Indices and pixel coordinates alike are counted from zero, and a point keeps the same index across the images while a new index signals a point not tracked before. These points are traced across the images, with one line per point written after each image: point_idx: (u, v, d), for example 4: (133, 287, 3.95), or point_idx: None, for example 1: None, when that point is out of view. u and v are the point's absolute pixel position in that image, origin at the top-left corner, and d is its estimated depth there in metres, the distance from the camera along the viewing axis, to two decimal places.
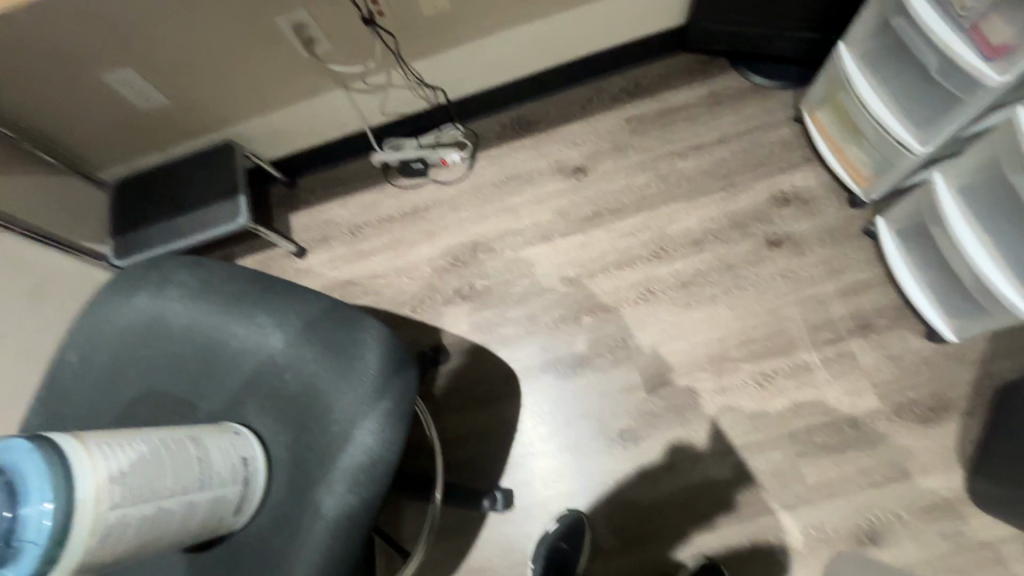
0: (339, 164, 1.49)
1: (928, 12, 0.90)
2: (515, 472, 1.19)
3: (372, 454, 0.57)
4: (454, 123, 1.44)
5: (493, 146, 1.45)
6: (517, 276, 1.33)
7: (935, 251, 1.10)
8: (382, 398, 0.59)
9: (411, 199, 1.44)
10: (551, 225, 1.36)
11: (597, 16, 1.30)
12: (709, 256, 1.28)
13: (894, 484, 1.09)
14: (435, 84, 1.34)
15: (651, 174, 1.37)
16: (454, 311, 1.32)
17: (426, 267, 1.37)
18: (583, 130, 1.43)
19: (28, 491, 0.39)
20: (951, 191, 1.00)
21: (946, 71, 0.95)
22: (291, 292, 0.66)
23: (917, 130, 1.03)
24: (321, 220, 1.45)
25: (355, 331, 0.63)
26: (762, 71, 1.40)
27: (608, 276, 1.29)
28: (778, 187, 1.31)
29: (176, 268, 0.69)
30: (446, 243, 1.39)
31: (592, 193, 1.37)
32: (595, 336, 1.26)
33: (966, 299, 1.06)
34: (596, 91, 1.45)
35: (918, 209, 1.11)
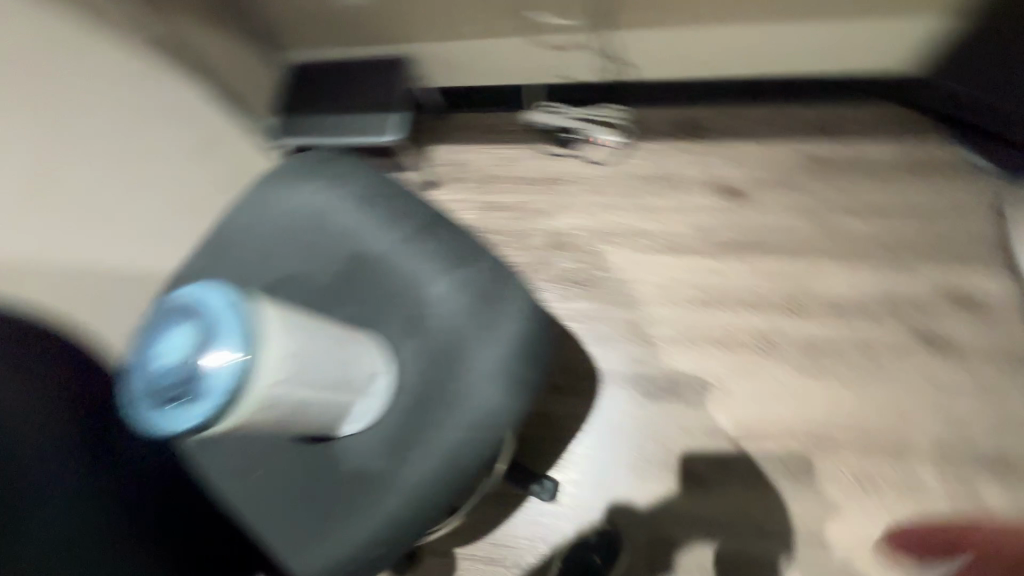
0: (492, 111, 1.46)
1: None
2: (568, 468, 1.16)
3: (493, 414, 0.56)
4: (614, 103, 1.39)
5: (651, 140, 1.37)
6: (633, 279, 1.26)
7: None
8: (516, 364, 0.58)
9: (550, 167, 1.40)
10: (686, 240, 1.27)
11: (823, 39, 1.15)
12: (848, 328, 1.15)
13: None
14: (620, 62, 1.24)
15: (812, 222, 1.24)
16: (556, 293, 1.29)
17: (543, 239, 1.34)
18: (752, 152, 1.32)
19: (222, 340, 0.39)
20: None
21: None
22: (452, 232, 0.66)
23: None
24: (459, 159, 1.45)
25: (507, 292, 0.62)
26: (980, 150, 1.22)
27: (730, 311, 1.20)
28: (955, 282, 1.15)
29: (352, 171, 0.69)
30: (571, 222, 1.34)
31: (740, 220, 1.27)
32: (693, 369, 1.18)
33: None
34: (780, 116, 1.33)
35: None
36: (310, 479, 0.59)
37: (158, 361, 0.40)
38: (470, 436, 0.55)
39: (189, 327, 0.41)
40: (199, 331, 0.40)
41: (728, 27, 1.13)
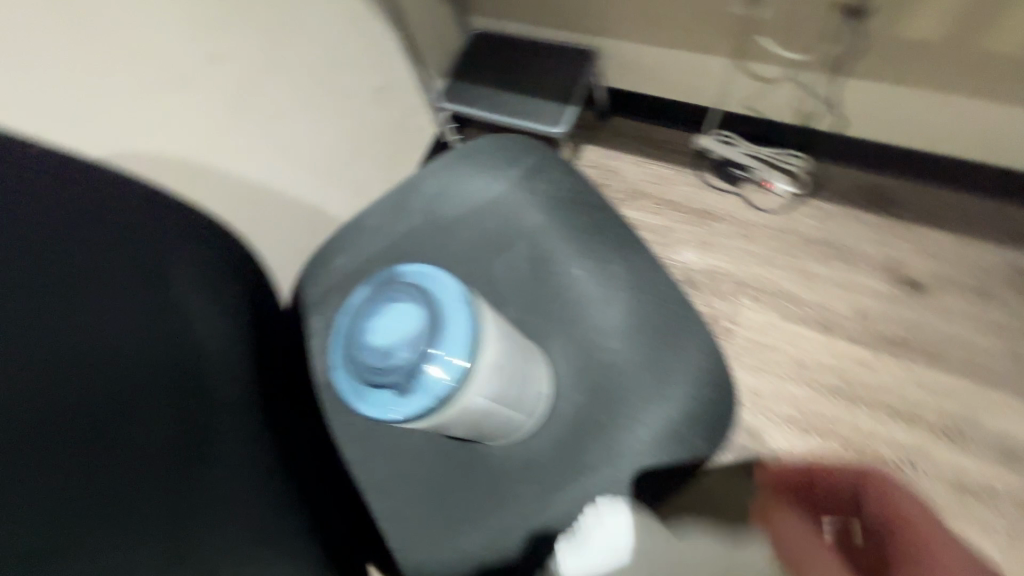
0: (659, 124, 1.36)
1: None
2: None
3: (652, 478, 0.52)
4: (798, 151, 1.23)
5: (829, 200, 1.22)
6: (766, 344, 1.14)
7: None
8: (690, 433, 0.53)
9: (709, 199, 1.27)
10: (843, 322, 1.12)
11: None
12: (1011, 479, 0.98)
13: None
14: (826, 109, 1.12)
15: (999, 345, 1.06)
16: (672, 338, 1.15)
17: (680, 275, 1.22)
18: (947, 245, 1.14)
19: (444, 341, 0.37)
20: None
21: None
22: (645, 260, 0.59)
23: None
24: (608, 164, 1.35)
25: (695, 344, 0.55)
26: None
27: (873, 414, 1.05)
28: None
29: (550, 167, 0.64)
30: (716, 266, 1.22)
31: (911, 318, 1.11)
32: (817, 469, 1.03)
33: None
34: (994, 214, 1.14)
35: None
36: (444, 476, 0.58)
37: (368, 336, 0.38)
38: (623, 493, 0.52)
39: (406, 308, 0.38)
40: (419, 322, 0.37)
41: (982, 104, 0.97)
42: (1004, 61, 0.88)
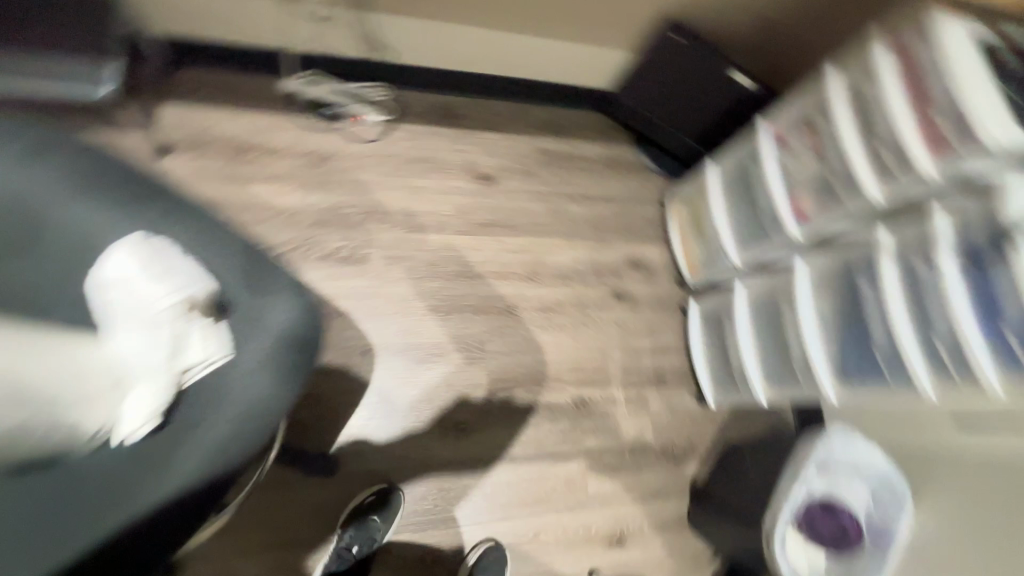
0: (243, 75, 1.35)
1: (847, 127, 0.99)
2: (359, 417, 1.24)
3: (249, 407, 0.66)
4: (382, 84, 1.40)
5: (413, 122, 1.44)
6: (403, 255, 1.35)
7: (776, 323, 1.20)
8: (271, 358, 0.68)
9: (281, 142, 1.33)
10: (447, 217, 1.41)
11: (531, 58, 1.43)
12: (570, 290, 1.47)
13: (611, 551, 1.31)
14: (374, 41, 1.33)
15: (544, 205, 1.49)
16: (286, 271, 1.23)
17: (252, 228, 1.25)
18: (501, 143, 1.50)
19: None
20: (810, 278, 1.11)
21: (821, 184, 1.08)
22: (211, 241, 0.69)
23: (739, 232, 1.30)
24: (201, 125, 1.29)
25: (262, 286, 0.70)
26: (680, 162, 1.59)
27: (481, 281, 1.39)
28: (634, 254, 1.56)
29: (34, 134, 0.64)
30: (291, 201, 1.30)
31: (493, 202, 1.45)
32: (409, 357, 1.30)
33: (789, 373, 1.17)
34: (525, 113, 1.54)
35: (775, 289, 1.20)
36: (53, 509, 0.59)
37: None
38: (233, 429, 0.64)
39: None
40: None
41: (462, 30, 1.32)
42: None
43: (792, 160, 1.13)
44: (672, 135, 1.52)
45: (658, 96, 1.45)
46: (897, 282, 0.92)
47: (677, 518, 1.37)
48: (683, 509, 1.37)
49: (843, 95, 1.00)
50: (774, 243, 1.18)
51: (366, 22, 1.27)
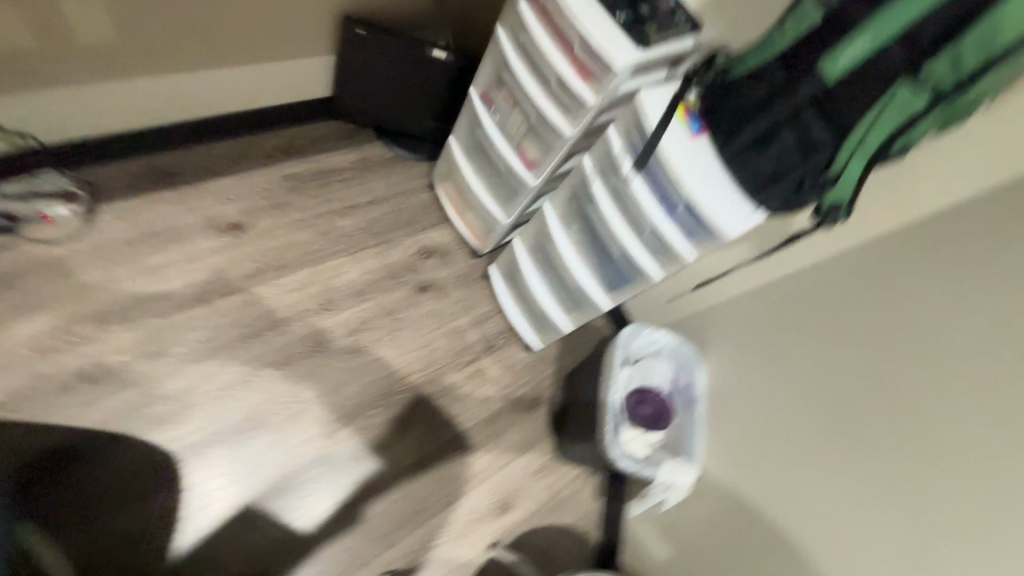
0: None
1: (525, 78, 1.10)
2: (195, 527, 1.13)
3: None
4: (59, 170, 1.25)
5: (119, 200, 1.29)
6: (169, 343, 1.21)
7: (548, 260, 1.32)
8: None
9: None
10: (202, 283, 1.29)
11: (225, 87, 1.35)
12: (372, 303, 1.44)
13: (502, 519, 1.37)
14: (18, 127, 1.16)
15: (309, 232, 1.43)
16: (26, 418, 1.08)
17: None
18: (236, 186, 1.40)
19: None
20: (556, 214, 1.23)
21: (529, 130, 1.18)
22: None
23: (495, 193, 1.38)
24: None
25: None
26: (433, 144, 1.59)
27: (270, 334, 1.31)
28: (423, 242, 1.56)
29: None
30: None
31: (253, 249, 1.36)
32: (230, 443, 1.20)
33: (572, 298, 1.31)
34: (248, 147, 1.45)
35: (539, 231, 1.31)
36: None
37: None
38: None
39: None
40: None
41: (121, 84, 1.21)
42: (91, 47, 1.11)
43: (505, 120, 1.23)
44: (409, 117, 1.51)
45: (374, 89, 1.46)
46: (607, 197, 1.05)
47: (551, 459, 1.46)
48: (552, 450, 1.47)
49: (512, 54, 1.11)
50: (520, 194, 1.28)
51: None
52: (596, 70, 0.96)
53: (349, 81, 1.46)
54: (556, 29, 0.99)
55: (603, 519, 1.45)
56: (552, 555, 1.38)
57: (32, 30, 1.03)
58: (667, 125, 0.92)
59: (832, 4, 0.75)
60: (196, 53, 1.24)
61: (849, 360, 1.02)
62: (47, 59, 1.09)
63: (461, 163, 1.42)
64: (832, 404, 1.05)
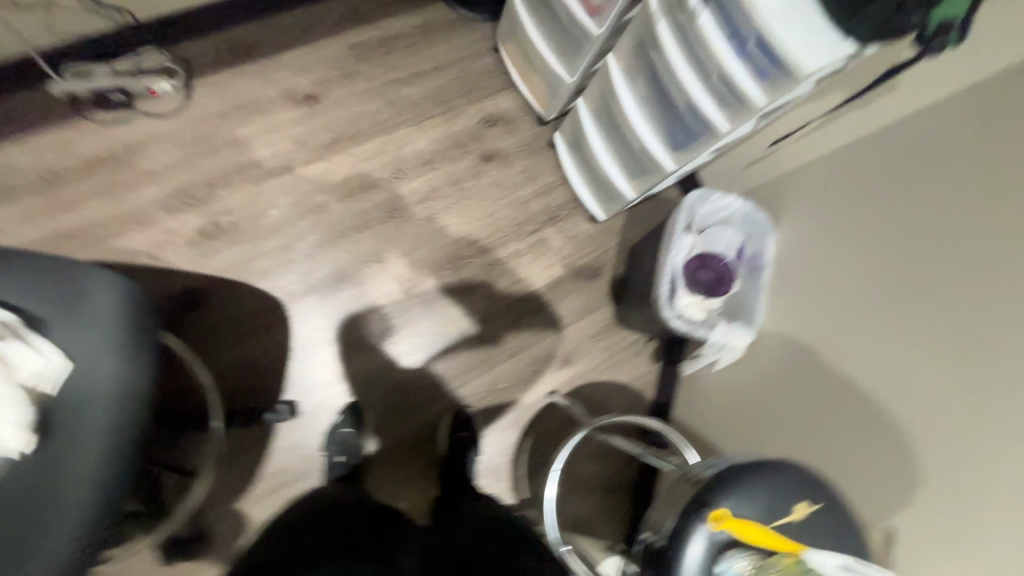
0: (13, 100, 1.30)
1: None
2: (302, 360, 1.35)
3: (112, 376, 0.76)
4: (157, 47, 1.37)
5: (208, 74, 1.40)
6: (266, 207, 1.38)
7: (611, 122, 1.27)
8: (108, 337, 0.77)
9: (87, 153, 1.32)
10: (288, 153, 1.41)
11: None
12: (439, 172, 1.49)
13: (559, 373, 1.48)
14: (116, 5, 1.26)
15: (377, 102, 1.48)
16: (165, 265, 1.31)
17: (111, 242, 1.30)
18: (307, 57, 1.45)
19: None
20: (620, 69, 1.15)
21: None
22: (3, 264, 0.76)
23: (557, 51, 1.30)
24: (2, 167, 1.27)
25: (73, 280, 0.78)
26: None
27: (349, 201, 1.43)
28: (487, 110, 1.54)
29: None
30: (132, 203, 1.32)
31: (327, 120, 1.44)
32: (323, 293, 1.38)
33: (636, 162, 1.27)
34: (315, 16, 1.47)
35: (602, 90, 1.24)
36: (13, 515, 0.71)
37: None
38: (111, 396, 0.75)
39: None
40: None
41: None
42: None
43: None
44: None
45: None
46: (673, 38, 0.96)
47: (609, 324, 1.52)
48: (612, 316, 1.53)
49: None
50: (584, 48, 1.20)
51: None
52: None
53: None
54: None
55: (659, 383, 1.52)
56: (609, 410, 1.49)
57: None
58: None
59: None
60: None
61: (934, 208, 0.90)
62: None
63: (523, 19, 1.35)
64: (905, 258, 0.95)
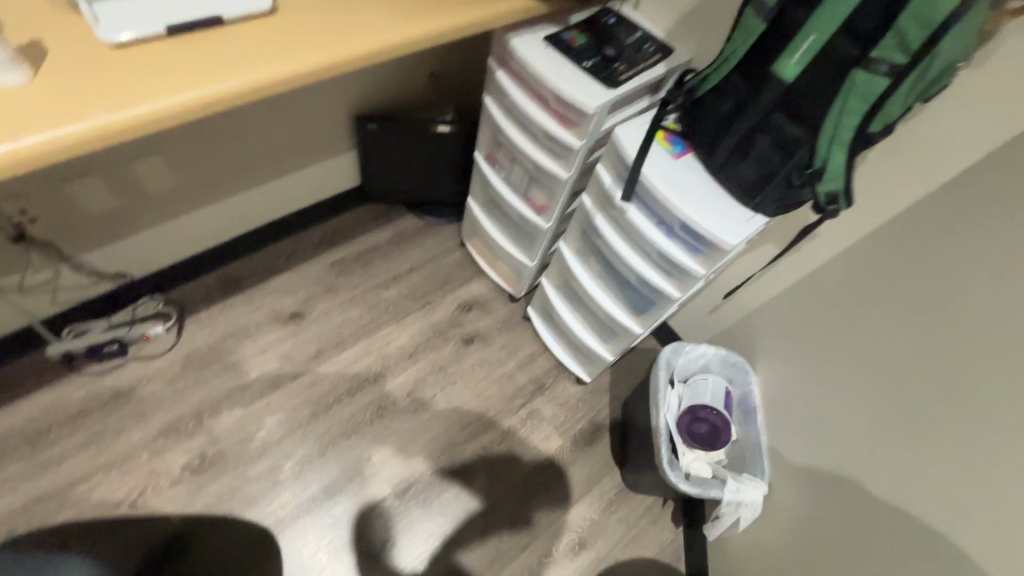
0: (10, 367, 1.36)
1: (515, 135, 1.18)
2: None
3: None
4: (152, 296, 1.47)
5: (200, 311, 1.50)
6: (254, 429, 1.37)
7: (575, 294, 1.36)
8: None
9: (78, 405, 1.34)
10: (276, 371, 1.45)
11: (272, 196, 1.54)
12: (423, 362, 1.54)
13: (576, 558, 1.35)
14: (118, 268, 1.40)
15: (359, 308, 1.58)
16: (148, 511, 1.25)
17: (93, 495, 1.26)
18: (292, 280, 1.59)
19: None
20: (573, 250, 1.27)
21: (531, 179, 1.26)
22: None
23: (516, 241, 1.45)
24: None
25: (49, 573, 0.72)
26: (457, 206, 1.70)
27: (338, 407, 1.44)
28: (462, 297, 1.65)
29: None
30: (119, 449, 1.31)
31: (312, 333, 1.52)
32: (316, 511, 1.31)
33: (607, 327, 1.33)
34: (298, 244, 1.65)
35: (562, 269, 1.36)
36: None
37: None
38: None
39: None
40: None
41: (192, 216, 1.43)
42: (166, 195, 1.33)
43: (507, 174, 1.31)
44: (432, 189, 1.65)
45: (396, 173, 1.60)
46: (612, 227, 1.09)
47: (619, 490, 1.44)
48: (620, 481, 1.45)
49: (499, 116, 1.20)
50: (539, 238, 1.34)
51: (100, 258, 1.35)
52: (573, 116, 1.03)
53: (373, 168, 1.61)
54: (531, 88, 1.07)
55: (686, 549, 1.39)
56: None
57: (119, 194, 1.25)
58: (648, 151, 0.96)
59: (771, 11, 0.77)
60: (244, 178, 1.44)
61: (889, 334, 0.96)
62: (127, 211, 1.30)
63: (481, 220, 1.52)
64: (885, 388, 0.96)
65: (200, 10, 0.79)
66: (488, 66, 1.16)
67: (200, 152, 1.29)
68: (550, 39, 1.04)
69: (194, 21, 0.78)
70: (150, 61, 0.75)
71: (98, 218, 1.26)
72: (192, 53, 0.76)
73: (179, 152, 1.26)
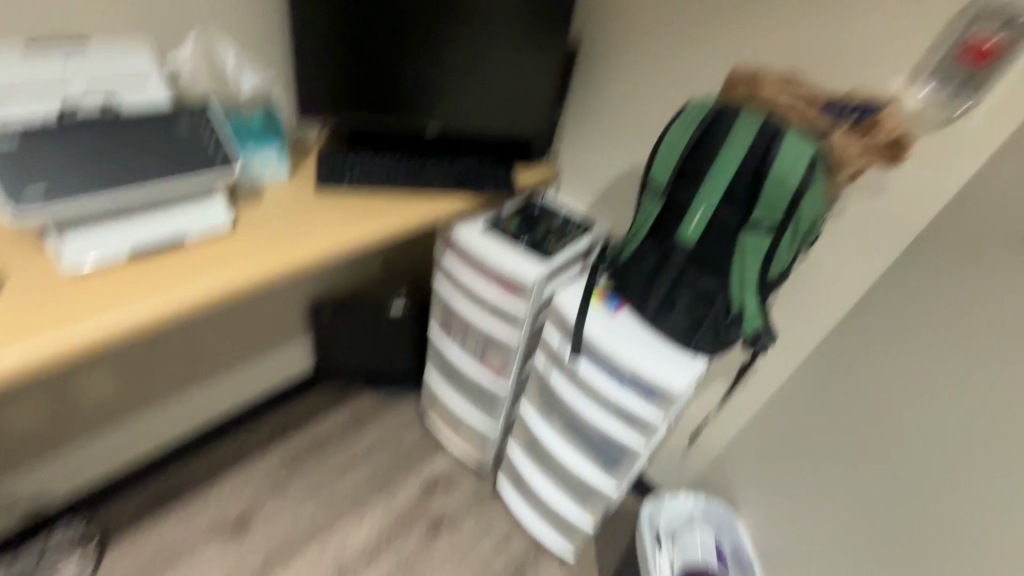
0: None
1: (465, 309, 1.25)
2: None
3: None
4: (70, 521, 1.31)
5: (127, 534, 1.32)
6: None
7: (543, 459, 1.32)
8: None
9: None
10: None
11: (220, 392, 1.49)
12: (386, 561, 1.37)
13: None
14: (34, 496, 1.25)
15: (312, 505, 1.44)
16: None
17: None
18: (237, 482, 1.46)
19: None
20: (534, 412, 1.27)
21: (485, 347, 1.30)
22: None
23: (477, 408, 1.44)
24: None
25: None
26: (414, 380, 1.70)
27: None
28: (425, 477, 1.55)
29: None
30: None
31: (258, 543, 1.35)
32: None
33: (580, 489, 1.27)
34: (246, 440, 1.55)
35: (526, 433, 1.33)
36: None
37: None
38: None
39: None
40: None
41: (131, 425, 1.34)
42: (104, 406, 1.26)
43: (461, 345, 1.35)
44: (388, 366, 1.65)
45: (352, 355, 1.62)
46: (567, 385, 1.11)
47: None
48: None
49: (449, 293, 1.28)
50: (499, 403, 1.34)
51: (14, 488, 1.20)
52: (516, 289, 1.12)
53: (327, 353, 1.62)
54: (475, 268, 1.17)
55: None
56: None
57: (50, 413, 1.18)
58: (588, 312, 1.04)
59: (666, 195, 0.92)
60: (192, 378, 1.40)
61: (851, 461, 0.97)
62: (57, 430, 1.21)
63: (438, 391, 1.52)
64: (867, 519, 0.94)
65: (164, 230, 0.86)
66: (434, 252, 1.27)
67: (147, 359, 1.27)
68: (488, 227, 1.18)
69: (158, 242, 0.85)
70: (113, 284, 0.79)
71: (20, 444, 1.16)
72: (159, 271, 0.83)
73: (124, 362, 1.24)
